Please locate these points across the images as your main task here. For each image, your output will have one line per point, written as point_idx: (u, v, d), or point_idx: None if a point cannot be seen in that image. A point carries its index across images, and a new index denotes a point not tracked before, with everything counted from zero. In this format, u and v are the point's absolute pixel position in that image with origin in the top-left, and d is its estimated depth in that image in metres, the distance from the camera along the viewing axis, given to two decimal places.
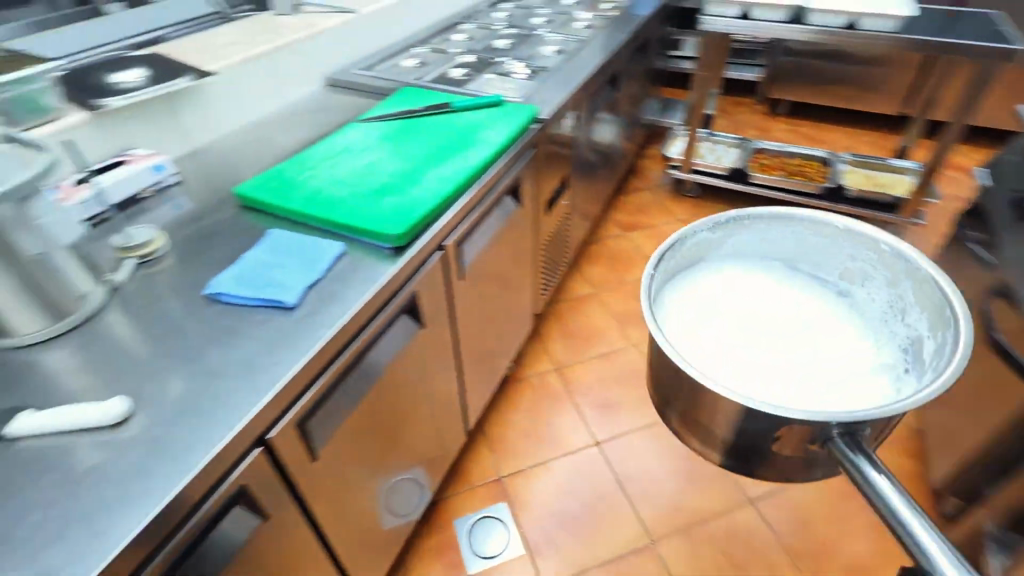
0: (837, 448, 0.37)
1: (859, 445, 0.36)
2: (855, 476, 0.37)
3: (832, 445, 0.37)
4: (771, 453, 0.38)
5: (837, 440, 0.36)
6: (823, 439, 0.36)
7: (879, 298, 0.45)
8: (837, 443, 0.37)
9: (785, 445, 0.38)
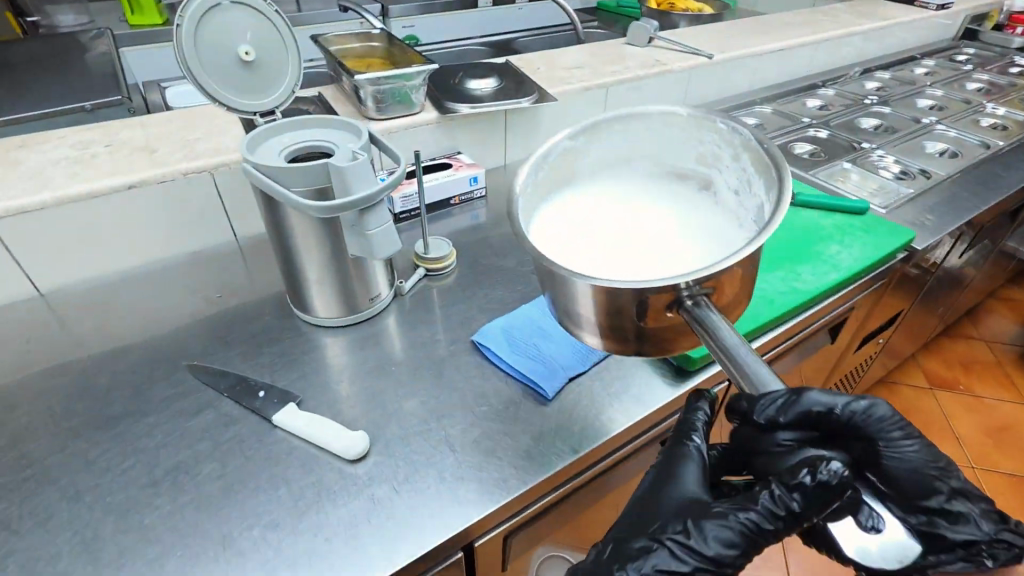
0: (688, 302, 0.47)
1: (692, 294, 0.47)
2: (710, 329, 0.45)
3: (684, 306, 0.47)
4: (632, 325, 0.49)
5: (684, 291, 0.46)
6: (681, 296, 0.47)
7: (730, 174, 0.65)
8: (687, 303, 0.47)
9: (650, 316, 0.48)
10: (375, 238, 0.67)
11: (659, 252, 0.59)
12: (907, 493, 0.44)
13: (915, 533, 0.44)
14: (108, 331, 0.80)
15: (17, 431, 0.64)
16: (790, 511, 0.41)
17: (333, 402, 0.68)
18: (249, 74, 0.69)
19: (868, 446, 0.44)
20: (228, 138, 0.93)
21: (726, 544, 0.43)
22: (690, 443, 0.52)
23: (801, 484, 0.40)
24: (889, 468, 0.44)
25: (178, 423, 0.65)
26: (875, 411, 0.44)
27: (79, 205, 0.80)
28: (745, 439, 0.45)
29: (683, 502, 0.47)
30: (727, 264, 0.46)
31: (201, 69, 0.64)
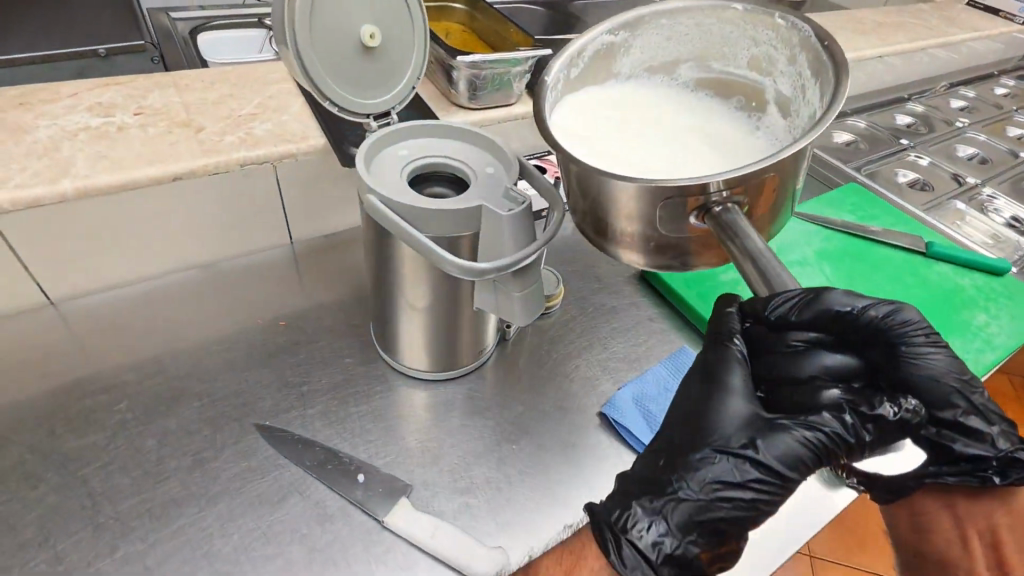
0: (716, 209, 0.44)
1: (725, 200, 0.43)
2: (736, 235, 0.42)
3: (711, 211, 0.44)
4: (669, 234, 0.47)
5: (716, 192, 0.43)
6: (706, 202, 0.43)
7: (783, 78, 0.58)
8: (715, 210, 0.44)
9: (671, 221, 0.45)
10: (521, 301, 0.52)
11: (687, 150, 0.53)
12: (935, 399, 0.39)
13: (937, 437, 0.40)
14: (143, 362, 0.64)
15: (47, 516, 0.50)
16: (859, 441, 0.37)
17: (447, 492, 0.56)
18: (369, 65, 0.50)
19: (910, 372, 0.39)
20: (292, 118, 0.73)
21: (791, 458, 0.37)
22: (733, 345, 0.43)
23: (878, 416, 0.37)
24: (924, 391, 0.39)
25: (261, 517, 0.52)
26: (932, 348, 0.39)
27: (109, 200, 0.62)
28: (776, 362, 0.41)
29: (744, 420, 0.39)
30: (772, 171, 0.43)
31: (321, 71, 0.47)
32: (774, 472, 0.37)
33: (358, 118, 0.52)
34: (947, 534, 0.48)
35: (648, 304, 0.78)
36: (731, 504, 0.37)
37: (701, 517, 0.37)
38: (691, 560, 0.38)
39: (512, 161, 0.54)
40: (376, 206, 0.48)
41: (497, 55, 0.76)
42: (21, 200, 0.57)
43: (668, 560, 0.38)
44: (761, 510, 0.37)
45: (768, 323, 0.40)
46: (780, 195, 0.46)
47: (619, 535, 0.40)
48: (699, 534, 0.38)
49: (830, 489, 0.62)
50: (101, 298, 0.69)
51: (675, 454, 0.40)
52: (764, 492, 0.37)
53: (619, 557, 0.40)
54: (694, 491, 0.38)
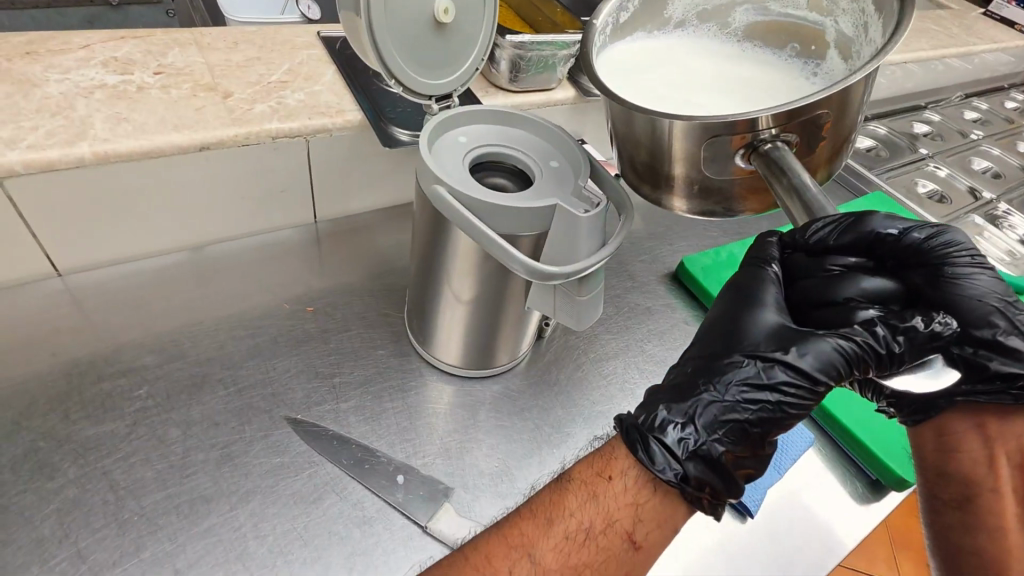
0: (767, 147, 0.40)
1: (775, 137, 0.40)
2: (786, 172, 0.38)
3: (761, 149, 0.40)
4: (715, 178, 0.43)
5: (766, 130, 0.39)
6: (757, 140, 0.39)
7: (845, 14, 0.51)
8: (767, 147, 0.40)
9: (715, 159, 0.41)
10: (584, 306, 0.49)
11: (732, 95, 0.48)
12: (977, 317, 0.36)
13: (966, 356, 0.36)
14: (163, 344, 0.60)
15: (69, 510, 0.47)
16: (889, 352, 0.35)
17: (487, 497, 0.54)
18: (437, 51, 0.54)
19: (954, 291, 0.36)
20: (325, 88, 0.67)
21: (822, 364, 0.36)
22: (769, 266, 0.41)
23: (910, 328, 0.35)
24: (968, 310, 0.36)
25: (296, 518, 0.50)
26: (980, 269, 0.36)
27: (129, 169, 0.56)
28: (810, 287, 0.39)
29: (774, 329, 0.38)
30: (827, 108, 0.39)
31: (393, 49, 0.50)
32: (804, 377, 0.36)
33: (423, 99, 0.57)
34: (976, 456, 0.39)
35: (682, 307, 0.76)
36: (757, 408, 0.36)
37: (727, 418, 0.36)
38: (715, 459, 0.36)
39: (581, 155, 0.50)
40: (442, 197, 0.45)
41: (545, 37, 0.71)
42: (35, 164, 0.51)
43: (695, 457, 0.36)
44: (786, 412, 0.36)
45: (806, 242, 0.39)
46: (833, 133, 0.42)
47: (638, 438, 0.38)
48: (728, 433, 0.36)
49: (864, 505, 0.62)
50: (113, 273, 0.64)
51: (703, 367, 0.39)
52: (791, 395, 0.36)
53: (645, 455, 0.37)
54: (720, 397, 0.37)
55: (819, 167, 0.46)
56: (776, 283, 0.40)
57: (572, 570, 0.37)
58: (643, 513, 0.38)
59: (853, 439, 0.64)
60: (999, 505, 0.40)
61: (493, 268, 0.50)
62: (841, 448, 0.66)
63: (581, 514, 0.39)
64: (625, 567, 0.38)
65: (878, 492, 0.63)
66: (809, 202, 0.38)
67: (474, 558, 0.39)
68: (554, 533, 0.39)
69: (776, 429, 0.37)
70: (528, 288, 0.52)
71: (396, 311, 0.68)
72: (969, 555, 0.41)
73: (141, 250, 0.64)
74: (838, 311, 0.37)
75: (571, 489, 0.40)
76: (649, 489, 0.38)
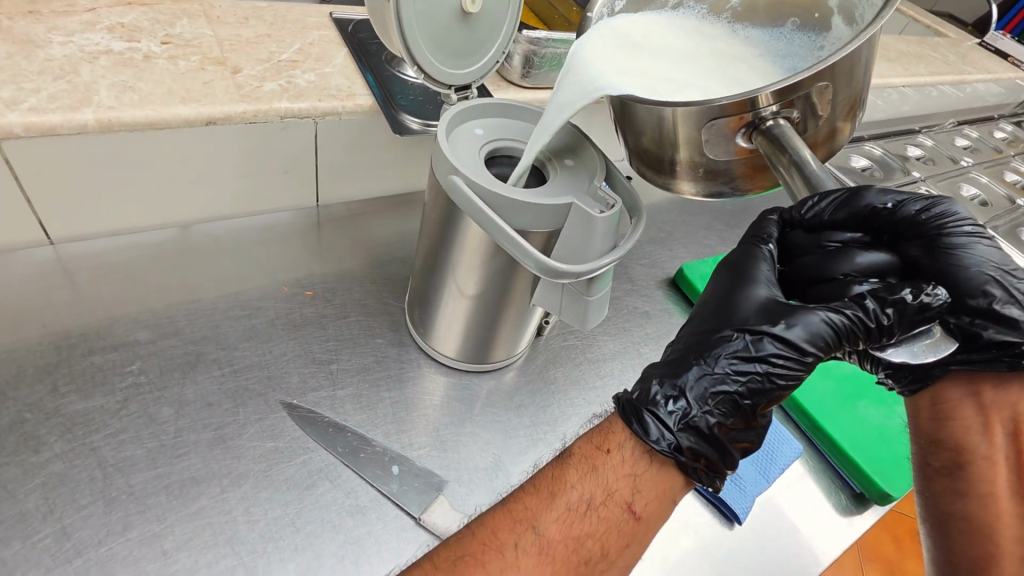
0: (767, 123, 0.42)
1: (775, 115, 0.42)
2: (786, 148, 0.41)
3: (762, 126, 0.43)
4: (717, 159, 0.47)
5: (766, 107, 0.41)
6: (757, 118, 0.42)
7: None
8: (767, 124, 0.42)
9: (716, 140, 0.45)
10: (591, 305, 0.49)
11: (724, 73, 0.49)
12: (971, 288, 0.35)
13: (959, 326, 0.35)
14: (157, 320, 0.58)
15: (54, 486, 0.46)
16: (879, 325, 0.34)
17: (482, 492, 0.54)
18: (459, 40, 0.55)
19: (948, 263, 0.35)
20: (336, 71, 0.66)
21: (811, 337, 0.35)
22: (764, 244, 0.41)
23: (900, 301, 0.34)
24: (963, 281, 0.35)
25: (288, 504, 0.49)
26: (976, 239, 0.35)
27: (132, 139, 0.55)
28: (807, 264, 0.39)
29: (765, 304, 0.37)
30: (825, 81, 0.41)
31: (417, 37, 0.51)
32: (794, 348, 0.35)
33: (443, 88, 0.57)
34: (969, 424, 0.38)
35: (678, 312, 0.77)
36: (746, 380, 0.35)
37: (716, 390, 0.36)
38: (706, 430, 0.36)
39: (597, 155, 0.50)
40: (458, 187, 0.44)
41: (559, 34, 0.70)
42: (35, 127, 0.49)
43: (688, 428, 0.36)
44: (777, 385, 0.35)
45: (804, 216, 0.38)
46: (834, 106, 0.44)
47: (634, 413, 0.38)
48: (719, 406, 0.36)
49: (846, 517, 0.63)
50: (108, 244, 0.62)
51: (695, 342, 0.38)
52: (780, 367, 0.35)
53: (640, 428, 0.38)
54: (710, 369, 0.36)
55: (823, 141, 0.48)
56: (771, 263, 0.40)
57: (575, 541, 0.38)
58: (641, 484, 0.39)
59: (838, 449, 0.65)
60: (991, 473, 0.39)
61: (501, 264, 0.50)
62: (828, 461, 0.67)
63: (582, 488, 0.39)
64: (625, 537, 0.39)
65: (861, 505, 0.64)
66: (805, 173, 0.40)
67: (481, 533, 0.39)
68: (557, 507, 0.39)
69: (766, 402, 0.36)
70: (533, 286, 0.52)
71: (397, 301, 0.68)
72: (959, 520, 0.40)
73: (138, 223, 0.63)
74: (832, 288, 0.36)
75: (571, 463, 0.41)
76: (646, 462, 0.38)
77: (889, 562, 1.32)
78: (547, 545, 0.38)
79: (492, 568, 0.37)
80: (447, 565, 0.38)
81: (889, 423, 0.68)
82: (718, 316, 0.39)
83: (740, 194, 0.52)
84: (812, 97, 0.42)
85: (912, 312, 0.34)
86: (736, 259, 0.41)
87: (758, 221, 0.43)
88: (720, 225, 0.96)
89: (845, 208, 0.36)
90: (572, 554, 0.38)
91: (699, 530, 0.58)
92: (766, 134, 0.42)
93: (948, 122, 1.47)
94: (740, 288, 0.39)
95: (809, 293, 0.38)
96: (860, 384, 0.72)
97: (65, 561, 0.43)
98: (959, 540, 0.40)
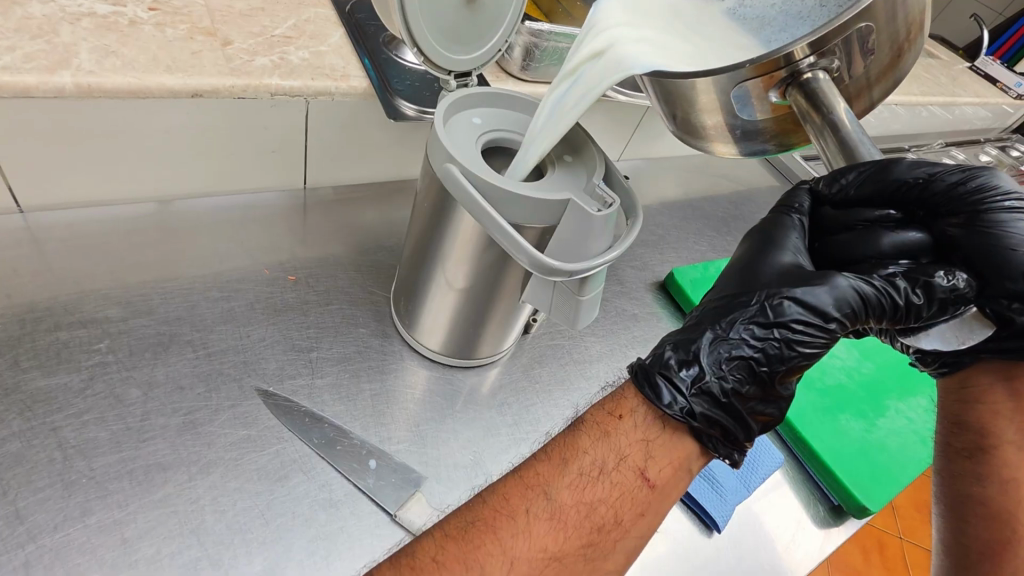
0: (804, 76, 0.41)
1: (813, 66, 0.41)
2: (822, 106, 0.40)
3: (798, 79, 0.41)
4: (752, 120, 0.48)
5: (802, 59, 0.40)
6: (793, 72, 0.41)
7: None
8: (804, 77, 0.41)
9: (748, 100, 0.45)
10: (582, 305, 0.48)
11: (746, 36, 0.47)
12: (1013, 269, 0.34)
13: (991, 307, 0.35)
14: (130, 298, 0.56)
15: (9, 466, 0.44)
16: (908, 304, 0.36)
17: (461, 489, 0.53)
18: (462, 27, 0.54)
19: (985, 240, 0.35)
20: (332, 50, 0.64)
21: (836, 302, 0.37)
22: (794, 213, 0.43)
23: (930, 283, 0.36)
24: (1005, 261, 0.34)
25: (260, 495, 0.47)
26: (1018, 215, 0.35)
27: (112, 106, 0.52)
28: (843, 240, 0.41)
29: (787, 270, 0.39)
30: (866, 22, 0.39)
31: (417, 14, 0.49)
32: (815, 314, 0.37)
33: (443, 74, 0.56)
34: (998, 406, 0.39)
35: (667, 316, 0.77)
36: (762, 345, 0.38)
37: (732, 355, 0.38)
38: (721, 397, 0.38)
39: (597, 151, 0.49)
40: (452, 173, 0.43)
41: (565, 28, 0.69)
42: (9, 87, 0.46)
43: (702, 394, 0.38)
44: (796, 351, 0.37)
45: (835, 192, 0.40)
46: (885, 43, 0.42)
47: (646, 378, 0.40)
48: (735, 371, 0.38)
49: (824, 530, 0.63)
50: (85, 215, 0.60)
51: (715, 309, 0.40)
52: (800, 332, 0.37)
53: (652, 393, 0.39)
54: (726, 334, 0.38)
55: (880, 75, 0.45)
56: (801, 233, 0.42)
57: (588, 507, 0.38)
58: (653, 450, 0.39)
59: (823, 462, 0.65)
60: (1015, 459, 0.39)
61: (493, 257, 0.48)
62: (808, 472, 0.67)
63: (595, 453, 0.40)
64: (639, 505, 0.39)
65: (839, 517, 0.65)
66: (840, 137, 0.39)
67: (491, 501, 0.39)
68: (570, 473, 0.39)
69: (785, 370, 0.38)
70: (524, 282, 0.51)
71: (382, 290, 0.66)
72: (975, 503, 0.40)
73: (115, 195, 0.60)
74: (864, 266, 0.39)
75: (583, 430, 0.41)
76: (658, 428, 0.40)
77: (856, 570, 1.34)
78: (560, 511, 0.38)
79: (504, 534, 0.37)
80: (456, 533, 0.38)
81: (869, 438, 0.69)
82: (744, 282, 0.41)
83: (783, 152, 0.53)
84: (845, 48, 0.40)
85: (943, 296, 0.36)
86: (763, 229, 0.43)
87: (794, 191, 0.45)
88: (711, 232, 0.96)
89: (874, 183, 0.37)
90: (585, 520, 0.38)
91: (680, 536, 0.58)
92: (804, 87, 0.41)
93: (935, 142, 1.48)
94: (765, 257, 0.41)
95: (843, 266, 0.41)
96: (843, 396, 0.72)
97: (17, 546, 0.41)
98: (974, 523, 0.40)
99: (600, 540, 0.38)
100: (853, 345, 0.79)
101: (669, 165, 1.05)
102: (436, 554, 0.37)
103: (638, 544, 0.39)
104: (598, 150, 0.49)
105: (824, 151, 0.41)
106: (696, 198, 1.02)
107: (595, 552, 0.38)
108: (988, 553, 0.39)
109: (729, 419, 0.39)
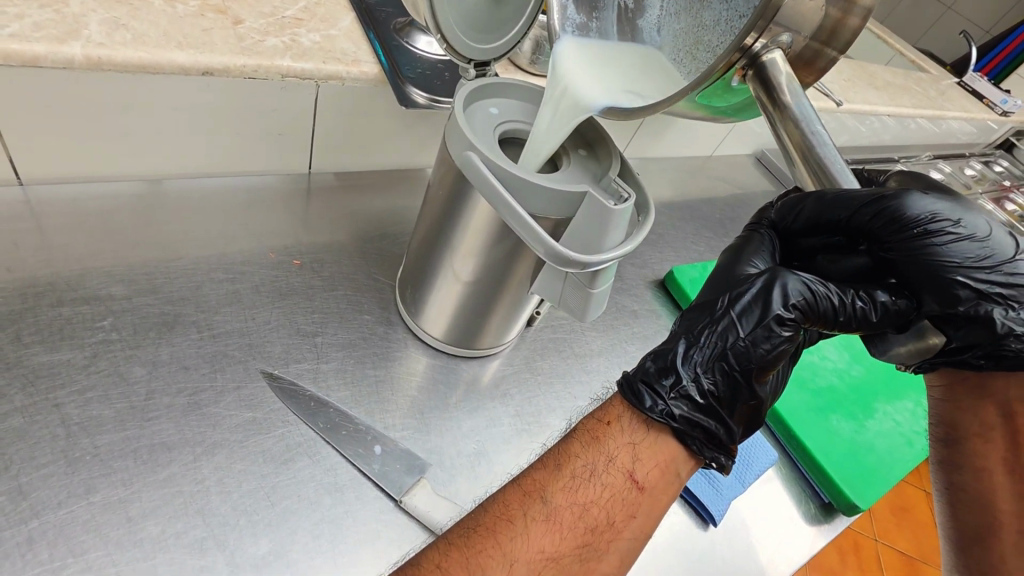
0: (761, 60, 0.37)
1: (767, 48, 0.36)
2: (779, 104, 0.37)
3: (755, 65, 0.37)
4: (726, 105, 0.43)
5: (754, 45, 0.36)
6: (749, 58, 0.37)
7: None
8: (761, 61, 0.37)
9: (711, 96, 0.40)
10: (592, 298, 0.48)
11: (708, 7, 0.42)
12: (944, 288, 0.36)
13: (938, 321, 0.38)
14: (133, 276, 0.55)
15: (11, 441, 0.43)
16: (870, 318, 0.38)
17: (461, 478, 0.53)
18: (479, 14, 0.54)
19: (915, 260, 0.37)
20: (342, 34, 0.63)
21: (791, 304, 0.38)
22: (765, 231, 0.45)
23: (880, 301, 0.38)
24: (935, 280, 0.37)
25: (266, 477, 0.47)
26: (942, 235, 0.37)
27: (121, 78, 0.51)
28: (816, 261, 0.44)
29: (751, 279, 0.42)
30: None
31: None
32: (777, 318, 0.38)
33: (462, 61, 0.56)
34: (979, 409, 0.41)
35: (665, 314, 0.78)
36: (733, 348, 0.39)
37: (705, 361, 0.40)
38: (701, 401, 0.40)
39: (608, 147, 0.49)
40: (471, 160, 0.43)
41: None
42: (17, 56, 0.45)
43: (681, 397, 0.40)
44: (762, 350, 0.39)
45: (792, 220, 0.43)
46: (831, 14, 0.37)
47: (630, 387, 0.42)
48: (711, 374, 0.40)
49: (812, 525, 0.65)
50: (87, 192, 0.59)
51: (692, 317, 0.42)
52: (763, 334, 0.39)
53: (637, 398, 0.41)
54: (699, 341, 0.40)
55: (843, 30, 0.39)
56: (772, 250, 0.45)
57: (581, 509, 0.39)
58: (641, 453, 0.40)
59: (814, 462, 0.67)
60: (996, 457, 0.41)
61: (505, 248, 0.48)
62: (799, 471, 0.69)
63: (587, 457, 0.40)
64: (630, 507, 0.39)
65: (827, 514, 0.66)
66: (801, 137, 0.38)
67: (493, 508, 0.39)
68: (564, 477, 0.40)
69: (761, 369, 0.39)
70: (534, 274, 0.51)
71: (385, 277, 0.66)
72: (961, 493, 0.42)
73: (118, 170, 0.59)
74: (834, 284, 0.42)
75: (576, 437, 0.42)
76: (644, 431, 0.40)
77: (830, 570, 1.37)
78: (555, 513, 0.38)
79: (504, 539, 0.37)
80: (459, 540, 0.38)
81: (857, 438, 0.70)
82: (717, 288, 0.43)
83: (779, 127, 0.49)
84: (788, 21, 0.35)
85: (899, 314, 0.39)
86: (738, 243, 0.45)
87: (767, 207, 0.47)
88: (708, 234, 0.97)
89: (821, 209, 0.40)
90: (578, 521, 0.38)
91: (675, 530, 0.59)
92: (760, 76, 0.37)
93: (923, 154, 1.51)
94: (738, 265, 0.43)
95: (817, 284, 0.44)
96: (833, 397, 0.74)
97: (19, 521, 0.40)
98: (959, 509, 0.42)
99: (593, 541, 0.38)
100: (843, 347, 0.81)
101: (666, 166, 1.06)
102: (440, 560, 0.37)
103: (632, 546, 0.40)
104: (591, 154, 0.50)
105: (790, 152, 0.39)
106: (693, 200, 1.03)
107: (589, 552, 0.38)
108: (977, 540, 0.41)
109: (719, 413, 0.40)
